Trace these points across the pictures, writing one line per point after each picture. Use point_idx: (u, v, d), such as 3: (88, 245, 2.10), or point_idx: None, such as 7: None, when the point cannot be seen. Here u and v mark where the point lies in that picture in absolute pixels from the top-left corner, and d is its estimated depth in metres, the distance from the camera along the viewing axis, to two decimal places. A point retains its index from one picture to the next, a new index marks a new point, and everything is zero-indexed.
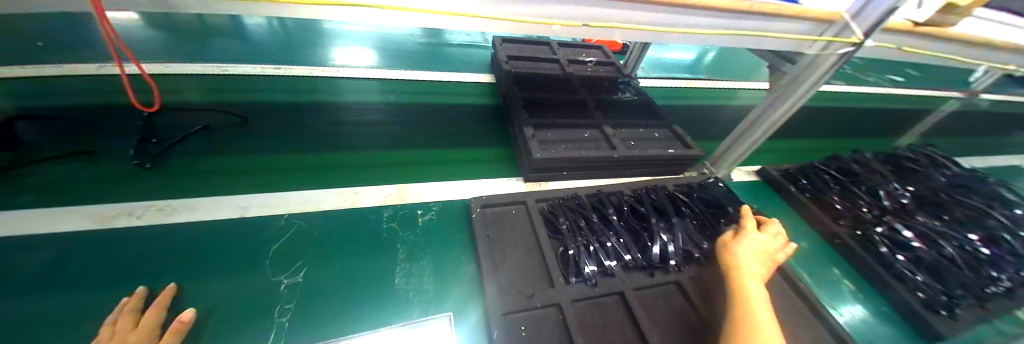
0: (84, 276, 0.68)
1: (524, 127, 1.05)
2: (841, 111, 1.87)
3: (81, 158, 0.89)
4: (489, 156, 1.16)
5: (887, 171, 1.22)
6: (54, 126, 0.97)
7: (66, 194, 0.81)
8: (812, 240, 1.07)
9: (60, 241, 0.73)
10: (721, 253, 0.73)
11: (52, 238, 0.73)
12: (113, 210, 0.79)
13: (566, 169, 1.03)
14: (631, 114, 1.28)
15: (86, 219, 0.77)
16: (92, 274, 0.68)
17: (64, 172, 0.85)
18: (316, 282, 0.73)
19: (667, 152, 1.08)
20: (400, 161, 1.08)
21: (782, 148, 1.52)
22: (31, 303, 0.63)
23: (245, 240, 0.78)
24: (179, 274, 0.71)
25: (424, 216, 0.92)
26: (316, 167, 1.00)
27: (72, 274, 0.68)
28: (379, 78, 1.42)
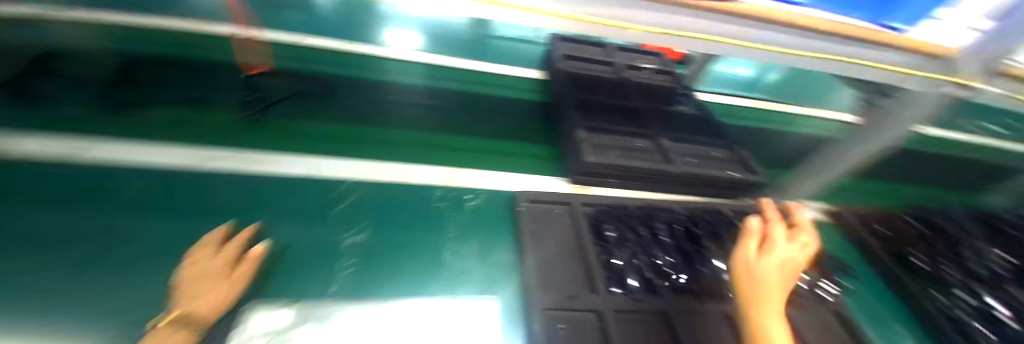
0: (177, 203, 0.78)
1: (576, 129, 1.03)
2: (935, 155, 1.63)
3: (182, 105, 1.02)
4: (533, 152, 1.15)
5: (988, 234, 1.05)
6: (161, 75, 1.10)
7: (169, 134, 0.93)
8: (880, 293, 0.95)
9: (160, 171, 0.83)
10: (736, 265, 0.68)
11: (153, 168, 0.84)
12: (205, 152, 0.90)
13: (614, 177, 1.00)
14: (689, 129, 1.22)
15: (181, 156, 0.88)
16: (183, 203, 0.78)
17: (167, 115, 0.98)
18: (372, 248, 0.77)
19: (726, 174, 1.02)
20: (447, 147, 1.11)
21: (857, 187, 1.35)
22: (133, 220, 0.73)
23: (313, 196, 0.85)
24: (254, 215, 0.79)
25: (472, 200, 0.94)
26: (370, 141, 1.06)
27: (167, 200, 0.78)
28: (428, 63, 1.40)
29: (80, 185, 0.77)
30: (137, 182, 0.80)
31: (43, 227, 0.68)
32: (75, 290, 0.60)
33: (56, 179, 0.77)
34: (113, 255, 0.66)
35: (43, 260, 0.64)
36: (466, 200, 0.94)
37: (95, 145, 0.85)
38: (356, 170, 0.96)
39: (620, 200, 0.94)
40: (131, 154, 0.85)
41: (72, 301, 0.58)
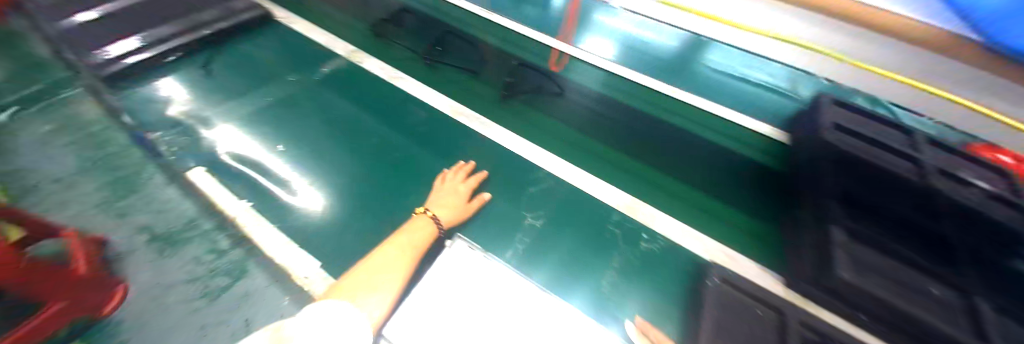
0: (440, 141, 1.14)
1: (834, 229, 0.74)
2: None
3: (448, 67, 1.38)
4: (726, 218, 0.96)
5: None
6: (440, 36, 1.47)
7: (439, 88, 1.31)
8: None
9: (434, 114, 1.22)
10: None
11: (430, 111, 1.23)
12: (457, 109, 1.24)
13: (865, 312, 0.70)
14: None
15: (445, 107, 1.24)
16: (443, 143, 1.14)
17: (441, 73, 1.36)
18: (544, 238, 0.86)
19: None
20: (628, 171, 1.05)
21: None
22: (415, 144, 1.13)
23: (517, 172, 1.03)
24: (477, 168, 1.05)
25: (649, 242, 0.84)
26: (561, 139, 1.14)
27: (436, 137, 1.15)
28: (627, 79, 1.31)
29: (393, 105, 1.24)
30: (421, 113, 1.22)
31: (378, 129, 1.16)
32: (382, 174, 1.04)
33: (388, 97, 1.26)
34: (404, 163, 1.08)
35: (374, 150, 1.11)
36: (642, 238, 0.85)
37: (406, 81, 1.33)
38: (548, 162, 1.05)
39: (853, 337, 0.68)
40: (420, 95, 1.28)
41: (382, 183, 1.02)
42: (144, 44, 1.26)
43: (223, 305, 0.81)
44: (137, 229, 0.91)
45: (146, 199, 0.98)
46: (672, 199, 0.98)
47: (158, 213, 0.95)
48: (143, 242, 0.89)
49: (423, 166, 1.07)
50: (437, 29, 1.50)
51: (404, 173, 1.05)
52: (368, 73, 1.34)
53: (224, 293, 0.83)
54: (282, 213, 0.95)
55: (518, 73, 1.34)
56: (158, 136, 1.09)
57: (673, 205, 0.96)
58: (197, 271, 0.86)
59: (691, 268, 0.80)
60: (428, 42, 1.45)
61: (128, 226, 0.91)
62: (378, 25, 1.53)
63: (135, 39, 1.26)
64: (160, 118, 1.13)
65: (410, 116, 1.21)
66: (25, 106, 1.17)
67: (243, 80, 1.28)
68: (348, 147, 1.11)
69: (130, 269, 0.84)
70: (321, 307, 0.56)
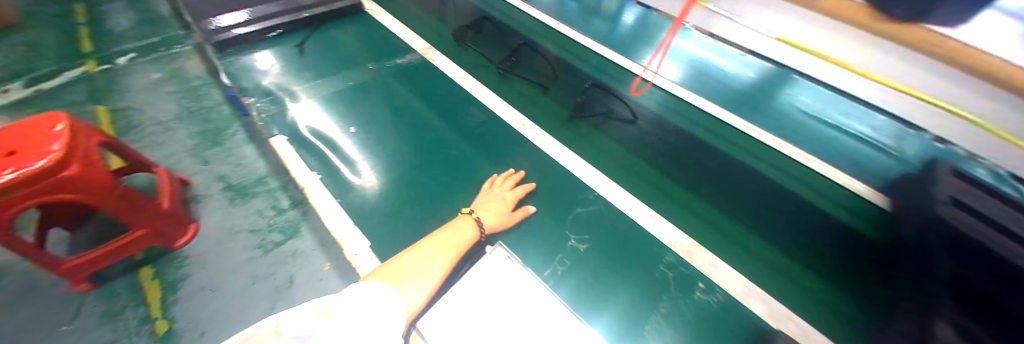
0: (494, 146, 1.15)
1: (938, 324, 0.63)
2: None
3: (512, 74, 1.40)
4: (803, 279, 0.84)
5: None
6: (512, 45, 1.52)
7: (501, 92, 1.33)
8: None
9: (492, 116, 1.23)
10: None
11: (489, 113, 1.24)
12: (516, 116, 1.24)
13: None
14: None
15: (504, 112, 1.25)
16: (496, 147, 1.14)
17: (504, 78, 1.38)
18: (587, 265, 0.82)
19: None
20: (688, 207, 0.97)
21: None
22: (469, 144, 1.15)
23: (568, 189, 1.00)
24: (528, 178, 1.04)
25: (701, 292, 0.78)
26: (618, 161, 1.09)
27: (490, 141, 1.16)
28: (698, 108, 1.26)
29: (456, 103, 1.27)
30: (480, 114, 1.24)
31: (437, 123, 1.20)
32: (437, 168, 1.07)
33: (451, 94, 1.30)
34: (456, 160, 1.10)
35: (429, 143, 1.14)
36: (697, 288, 0.78)
37: (471, 82, 1.36)
38: (604, 185, 1.02)
39: None
40: (482, 96, 1.30)
41: (434, 176, 1.05)
42: (249, 18, 1.42)
43: (270, 261, 0.89)
44: (217, 180, 1.06)
45: (230, 156, 1.12)
46: (735, 246, 0.89)
47: (236, 168, 1.10)
48: (219, 191, 1.03)
49: (476, 166, 1.08)
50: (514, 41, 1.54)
51: (456, 170, 1.07)
52: (437, 70, 1.40)
53: (274, 249, 0.92)
54: (342, 189, 1.01)
55: (591, 94, 1.31)
56: (251, 100, 1.22)
57: (736, 256, 0.87)
58: (255, 225, 0.97)
59: (750, 331, 0.72)
60: (505, 53, 1.48)
61: (208, 174, 1.07)
62: (454, 26, 1.62)
63: (245, 12, 1.44)
64: (255, 86, 1.27)
65: (469, 116, 1.23)
66: (155, 69, 1.38)
67: (328, 62, 1.39)
68: (408, 137, 1.15)
69: (204, 213, 0.98)
70: (359, 291, 0.56)
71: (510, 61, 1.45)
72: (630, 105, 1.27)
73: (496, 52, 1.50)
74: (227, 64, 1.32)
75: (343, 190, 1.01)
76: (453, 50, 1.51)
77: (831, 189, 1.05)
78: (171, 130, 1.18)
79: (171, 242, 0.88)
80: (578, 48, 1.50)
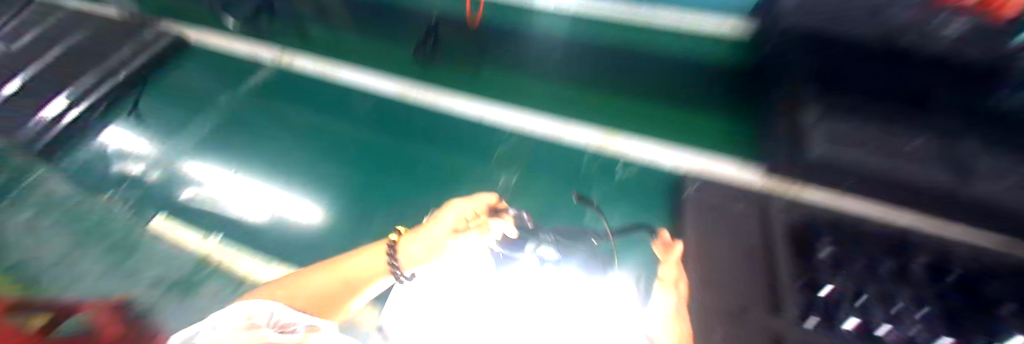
0: (394, 121, 1.01)
1: (807, 111, 0.76)
2: None
3: (393, 48, 1.27)
4: (711, 124, 0.93)
5: None
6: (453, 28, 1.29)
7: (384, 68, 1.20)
8: None
9: (378, 95, 1.10)
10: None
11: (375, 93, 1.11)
12: (411, 88, 1.12)
13: (849, 182, 0.73)
14: None
15: (395, 90, 1.12)
16: (399, 120, 1.02)
17: (381, 55, 1.25)
18: (519, 192, 0.80)
19: None
20: (598, 103, 1.01)
21: None
22: (362, 128, 1.00)
23: (478, 132, 0.96)
24: (437, 144, 0.94)
25: (625, 170, 0.84)
26: (528, 96, 1.05)
27: (387, 118, 1.02)
28: (582, 12, 1.25)
29: (332, 102, 1.11)
30: (368, 101, 1.09)
31: (319, 122, 1.04)
32: (337, 167, 0.90)
33: (325, 95, 1.13)
34: (352, 146, 0.95)
35: (310, 144, 0.97)
36: (619, 167, 0.85)
37: (350, 74, 1.19)
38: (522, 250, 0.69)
39: (842, 216, 0.71)
40: (366, 83, 1.15)
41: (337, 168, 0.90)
42: (75, 97, 1.08)
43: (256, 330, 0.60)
44: (156, 283, 0.70)
45: None
46: (649, 122, 0.95)
47: None
48: None
49: (410, 154, 0.92)
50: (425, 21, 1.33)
51: (370, 162, 0.91)
52: (304, 77, 1.20)
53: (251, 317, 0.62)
54: (268, 238, 0.76)
55: (511, 45, 1.20)
56: (106, 194, 0.88)
57: (653, 133, 0.92)
58: (224, 301, 0.66)
59: (672, 181, 0.80)
60: (459, 58, 1.19)
61: None
62: (313, 20, 1.43)
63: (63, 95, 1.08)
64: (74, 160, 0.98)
65: (354, 104, 1.08)
66: None
67: (172, 114, 1.10)
68: (294, 145, 0.97)
69: None
70: None
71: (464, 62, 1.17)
72: (543, 43, 1.19)
73: (450, 57, 1.20)
74: (58, 167, 0.94)
75: (242, 233, 0.78)
76: (314, 51, 1.30)
77: (713, 36, 1.12)
78: (30, 232, 0.79)
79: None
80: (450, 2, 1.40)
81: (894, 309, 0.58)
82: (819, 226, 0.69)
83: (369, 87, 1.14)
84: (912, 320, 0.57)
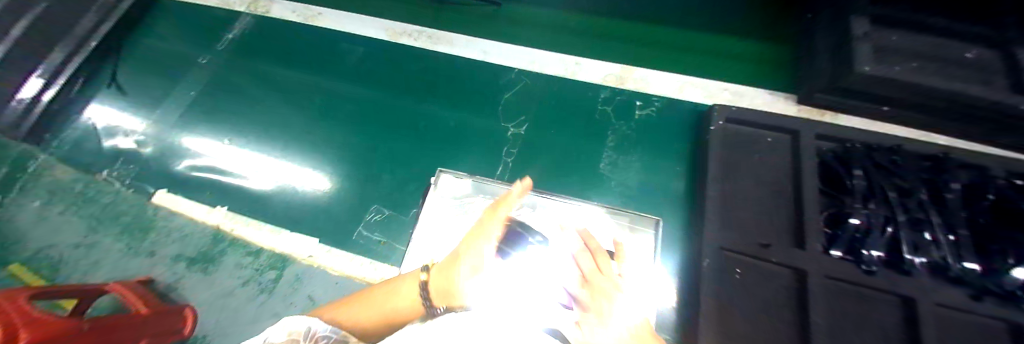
0: (383, 72, 0.92)
1: (855, 14, 0.65)
2: None
3: None
4: (740, 49, 0.83)
5: None
6: None
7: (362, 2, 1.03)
8: None
9: (364, 40, 0.98)
10: (827, 302, 0.53)
11: (359, 37, 0.99)
12: (398, 29, 0.98)
13: (887, 100, 0.67)
14: None
15: (382, 31, 0.98)
16: (389, 69, 0.93)
17: None
18: (534, 144, 0.77)
19: None
20: (610, 30, 0.87)
21: None
22: (352, 83, 0.91)
23: (478, 78, 0.88)
24: (434, 95, 0.87)
25: (643, 109, 0.79)
26: (538, 26, 0.90)
27: (375, 68, 0.93)
28: None
29: (318, 51, 0.99)
30: (353, 48, 0.97)
31: (304, 77, 0.95)
32: (335, 128, 0.85)
33: (306, 45, 1.00)
34: (346, 103, 0.89)
35: (301, 104, 0.90)
36: (636, 107, 0.79)
37: (331, 15, 1.04)
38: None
39: (882, 141, 0.65)
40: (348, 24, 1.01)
41: (337, 129, 0.85)
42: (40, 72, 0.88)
43: (285, 296, 0.65)
44: (176, 259, 0.71)
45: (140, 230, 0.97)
46: (670, 50, 0.84)
47: None
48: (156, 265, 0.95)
49: (411, 109, 0.86)
50: None
51: (370, 122, 0.85)
52: (277, 22, 1.06)
53: (278, 286, 0.66)
54: (280, 208, 0.76)
55: None
56: (105, 173, 0.84)
57: (673, 64, 0.83)
58: (247, 271, 0.69)
59: (691, 121, 0.77)
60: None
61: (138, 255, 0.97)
62: None
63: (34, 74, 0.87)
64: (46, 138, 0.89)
65: (340, 54, 0.97)
66: None
67: (149, 80, 0.99)
68: (285, 106, 0.91)
69: None
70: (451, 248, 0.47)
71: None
72: None
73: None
74: (52, 150, 0.87)
75: (252, 202, 0.77)
76: None
77: None
78: (45, 222, 0.77)
79: (179, 337, 0.60)
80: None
81: (926, 236, 0.56)
82: (849, 152, 0.65)
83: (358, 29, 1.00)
84: (943, 246, 0.55)
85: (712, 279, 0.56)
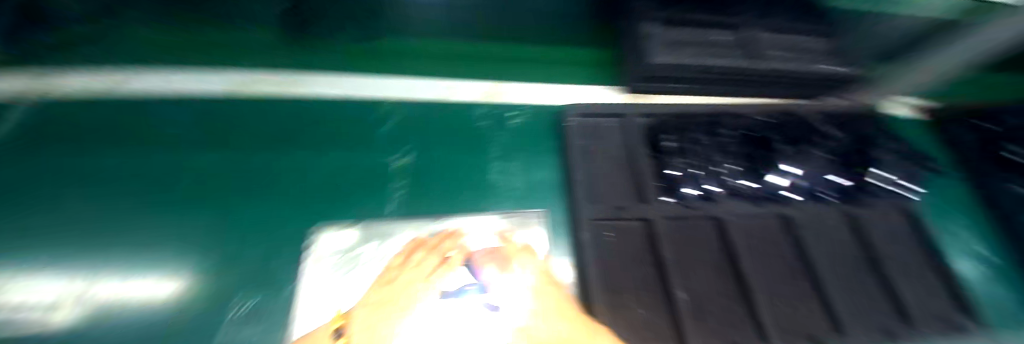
0: (231, 131, 0.82)
1: (643, 20, 0.86)
2: None
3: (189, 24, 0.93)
4: (578, 56, 1.01)
5: None
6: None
7: (198, 60, 0.91)
8: (949, 189, 0.96)
9: (208, 101, 0.86)
10: (669, 238, 0.72)
11: (200, 99, 0.86)
12: (244, 80, 0.90)
13: (680, 80, 0.90)
14: (786, 6, 0.98)
15: (225, 86, 0.88)
16: (240, 127, 0.83)
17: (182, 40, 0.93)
18: (422, 172, 0.79)
19: (818, 68, 0.90)
20: (472, 55, 0.99)
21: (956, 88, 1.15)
22: (190, 154, 0.78)
23: (351, 118, 0.86)
24: (303, 144, 0.81)
25: (515, 117, 0.89)
26: (407, 63, 0.96)
27: (221, 130, 0.82)
28: None
29: (135, 123, 0.82)
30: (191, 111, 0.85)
31: (122, 155, 0.77)
32: (179, 205, 0.71)
33: (114, 117, 0.82)
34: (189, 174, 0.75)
35: (124, 188, 0.72)
36: (509, 116, 0.89)
37: (154, 79, 0.88)
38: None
39: (682, 110, 0.89)
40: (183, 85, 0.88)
41: (180, 208, 0.70)
42: None
43: None
44: None
45: None
46: (524, 65, 0.99)
47: None
48: None
49: (276, 164, 0.77)
50: None
51: (221, 189, 0.74)
52: (68, 98, 0.84)
53: None
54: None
55: None
56: None
57: (530, 77, 0.98)
58: None
59: (554, 120, 0.90)
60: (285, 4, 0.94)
61: None
62: None
63: None
64: None
65: (171, 121, 0.83)
66: None
67: None
68: (95, 195, 0.71)
69: None
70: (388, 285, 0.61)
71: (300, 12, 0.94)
72: None
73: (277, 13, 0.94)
74: None
75: None
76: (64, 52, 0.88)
77: None
78: None
79: None
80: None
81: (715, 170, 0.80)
82: (663, 122, 0.86)
83: (190, 90, 0.87)
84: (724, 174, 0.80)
85: (592, 247, 0.70)
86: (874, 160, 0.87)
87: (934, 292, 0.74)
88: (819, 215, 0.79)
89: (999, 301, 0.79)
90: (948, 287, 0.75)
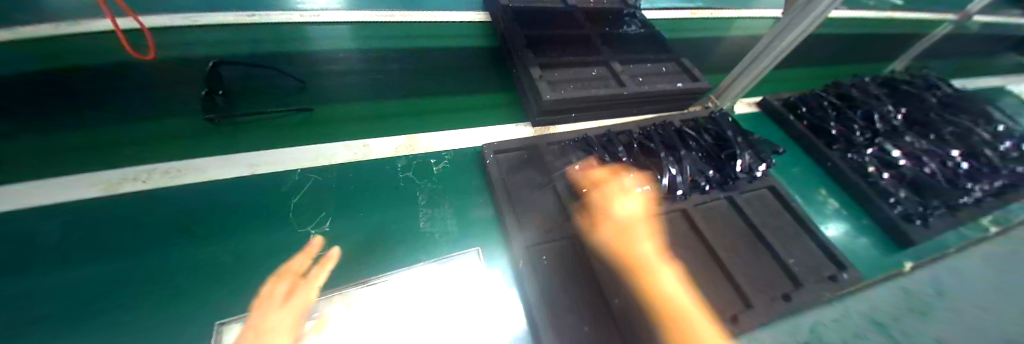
0: (108, 236, 0.70)
1: (530, 67, 1.02)
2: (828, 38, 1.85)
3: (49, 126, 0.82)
4: (488, 102, 1.12)
5: (898, 114, 1.30)
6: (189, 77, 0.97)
7: (49, 162, 0.77)
8: (794, 166, 1.23)
9: (63, 208, 0.72)
10: None
11: (51, 208, 0.72)
12: (114, 176, 0.78)
13: (574, 110, 1.05)
14: (637, 47, 1.26)
15: (91, 186, 0.75)
16: (119, 228, 0.72)
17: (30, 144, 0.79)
18: (346, 234, 0.77)
19: (676, 86, 1.12)
20: (388, 113, 1.02)
21: (774, 87, 1.53)
22: (48, 274, 0.64)
23: (259, 195, 0.80)
24: (204, 233, 0.73)
25: (437, 164, 0.93)
26: (318, 130, 0.94)
27: (91, 237, 0.70)
28: (350, 23, 1.21)
29: None
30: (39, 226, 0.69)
31: None
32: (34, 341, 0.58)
33: None
34: (48, 300, 0.62)
35: None
36: (432, 164, 0.93)
37: None
38: (845, 323, 0.27)
39: (585, 134, 1.02)
40: (23, 196, 0.72)
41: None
42: None
43: None
44: None
45: None
46: (440, 116, 1.05)
47: None
48: None
49: (172, 263, 0.69)
50: (105, 81, 0.92)
51: (89, 308, 0.62)
52: None
53: None
54: None
55: (269, 80, 1.03)
56: None
57: (446, 124, 1.04)
58: None
59: (475, 161, 0.96)
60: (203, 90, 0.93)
61: None
62: None
63: None
64: None
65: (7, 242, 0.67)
66: None
67: None
68: None
69: None
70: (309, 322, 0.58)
71: (219, 97, 0.93)
72: (310, 65, 1.08)
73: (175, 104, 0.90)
74: None
75: None
76: None
77: (465, 27, 1.33)
78: None
79: None
80: (133, 41, 1.01)
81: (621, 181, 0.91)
82: (569, 147, 0.98)
83: (33, 195, 0.72)
84: (629, 182, 0.91)
85: (531, 273, 0.72)
86: (745, 146, 1.06)
87: (805, 248, 0.92)
88: (706, 203, 0.95)
89: (853, 247, 1.01)
90: (816, 242, 0.93)
